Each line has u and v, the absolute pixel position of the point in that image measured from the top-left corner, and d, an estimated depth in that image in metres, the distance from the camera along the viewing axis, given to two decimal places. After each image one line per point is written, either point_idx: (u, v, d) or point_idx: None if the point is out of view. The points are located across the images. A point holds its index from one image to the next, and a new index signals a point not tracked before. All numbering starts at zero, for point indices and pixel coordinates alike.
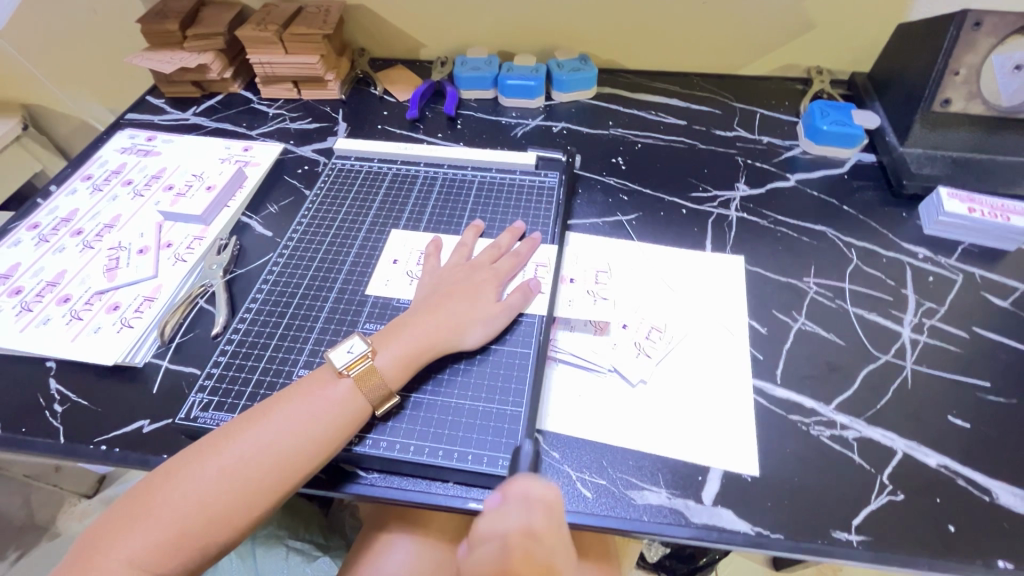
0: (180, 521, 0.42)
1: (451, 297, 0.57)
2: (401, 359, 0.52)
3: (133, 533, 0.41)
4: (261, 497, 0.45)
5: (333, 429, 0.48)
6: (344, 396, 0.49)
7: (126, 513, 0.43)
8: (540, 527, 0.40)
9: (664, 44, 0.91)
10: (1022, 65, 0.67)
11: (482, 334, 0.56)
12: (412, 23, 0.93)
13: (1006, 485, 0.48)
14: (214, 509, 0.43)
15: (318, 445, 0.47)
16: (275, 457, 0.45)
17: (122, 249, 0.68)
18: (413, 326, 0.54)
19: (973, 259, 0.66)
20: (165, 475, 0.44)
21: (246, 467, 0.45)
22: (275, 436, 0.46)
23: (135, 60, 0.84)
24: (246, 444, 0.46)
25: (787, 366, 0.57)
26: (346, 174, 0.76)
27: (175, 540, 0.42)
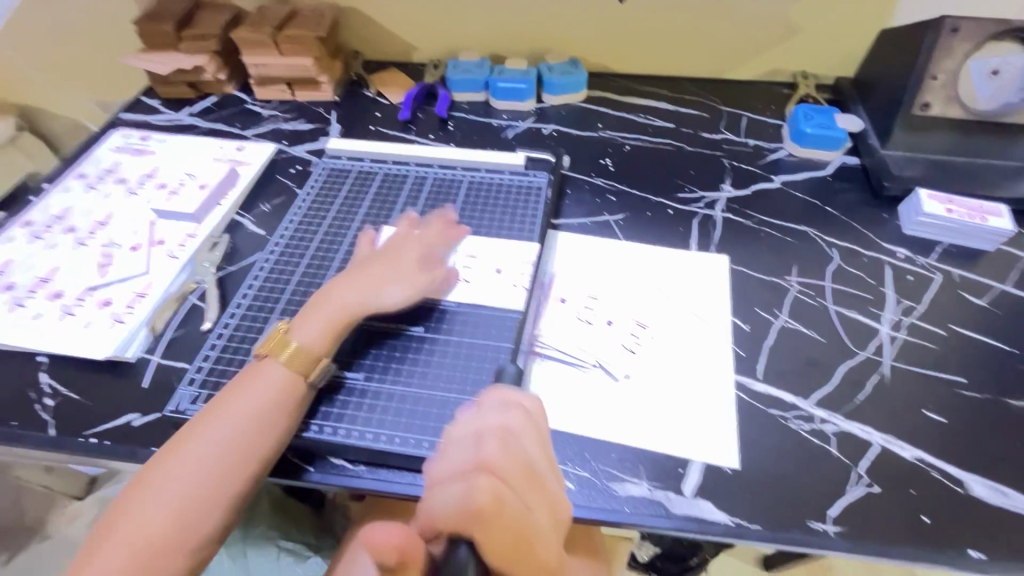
0: (161, 520, 0.43)
1: (367, 270, 0.59)
2: (322, 331, 0.54)
3: (115, 541, 0.42)
4: (236, 480, 0.46)
5: (287, 406, 0.50)
6: (283, 373, 0.51)
7: (105, 528, 0.43)
8: (509, 427, 0.41)
9: (653, 48, 0.92)
10: (999, 70, 0.69)
11: (398, 300, 0.57)
12: (405, 27, 0.94)
13: (979, 478, 0.49)
14: (194, 502, 0.44)
15: (277, 421, 0.49)
16: (238, 438, 0.47)
17: (115, 246, 0.69)
18: (328, 296, 0.56)
19: (951, 259, 0.68)
20: (140, 481, 0.45)
21: (215, 454, 0.46)
22: (235, 421, 0.48)
23: (130, 61, 0.85)
24: (210, 433, 0.47)
25: (768, 362, 0.58)
26: (337, 173, 0.77)
27: (158, 538, 0.42)
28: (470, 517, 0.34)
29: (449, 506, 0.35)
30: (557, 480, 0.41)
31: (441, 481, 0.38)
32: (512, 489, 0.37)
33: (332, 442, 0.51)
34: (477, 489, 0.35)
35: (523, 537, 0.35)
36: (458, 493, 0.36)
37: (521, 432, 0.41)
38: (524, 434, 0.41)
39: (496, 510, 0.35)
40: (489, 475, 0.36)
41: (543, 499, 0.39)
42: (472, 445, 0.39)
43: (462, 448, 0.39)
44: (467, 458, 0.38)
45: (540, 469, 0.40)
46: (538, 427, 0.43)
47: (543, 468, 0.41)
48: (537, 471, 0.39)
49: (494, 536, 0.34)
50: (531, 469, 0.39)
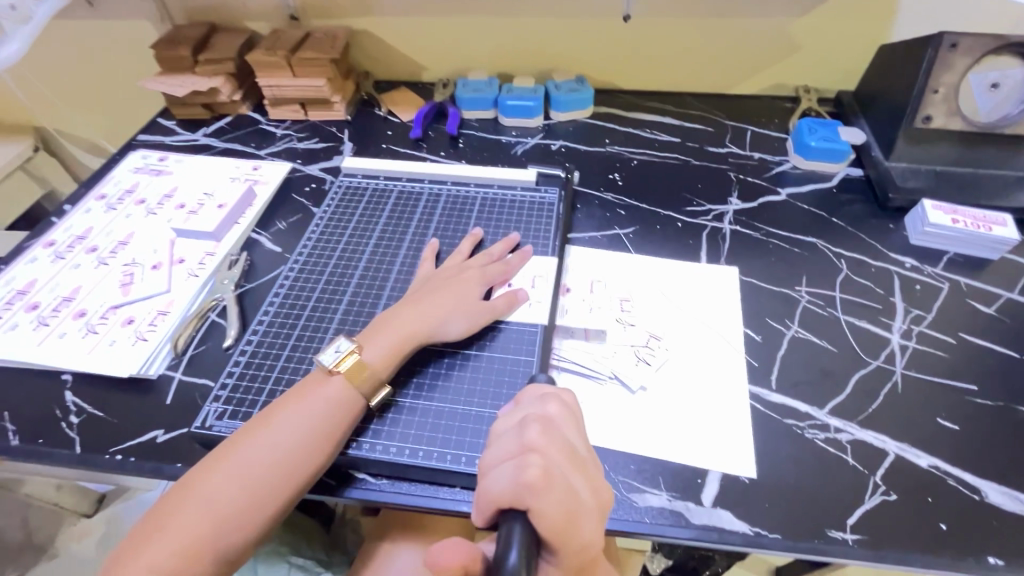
0: (197, 532, 0.43)
1: (438, 292, 0.59)
2: (389, 351, 0.54)
3: (149, 549, 0.42)
4: (270, 497, 0.46)
5: (337, 427, 0.50)
6: (337, 395, 0.51)
7: (142, 532, 0.43)
8: (551, 418, 0.41)
9: (657, 65, 0.94)
10: (999, 84, 0.71)
11: (463, 329, 0.58)
12: (414, 48, 0.97)
13: (994, 484, 0.50)
14: (228, 515, 0.44)
15: (324, 442, 0.49)
16: (283, 456, 0.47)
17: (136, 265, 0.70)
18: (399, 318, 0.57)
19: (958, 268, 0.69)
20: (182, 488, 0.45)
21: (256, 471, 0.46)
22: (280, 435, 0.48)
23: (147, 84, 0.87)
24: (255, 448, 0.47)
25: (781, 371, 0.59)
26: (353, 191, 0.79)
27: (192, 551, 0.42)
28: (525, 494, 0.34)
29: (504, 486, 0.35)
30: (592, 457, 0.41)
31: (491, 470, 0.38)
32: (558, 464, 0.37)
33: (354, 456, 0.51)
34: (527, 465, 0.36)
35: (574, 513, 0.35)
36: (508, 474, 0.36)
37: (564, 422, 0.42)
38: (564, 422, 0.42)
39: (548, 484, 0.35)
40: (539, 455, 0.37)
41: (587, 479, 0.38)
42: (516, 432, 0.39)
43: (507, 435, 0.39)
44: (514, 442, 0.39)
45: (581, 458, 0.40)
46: (577, 417, 0.43)
47: (584, 455, 0.40)
48: (581, 460, 0.39)
49: (550, 512, 0.34)
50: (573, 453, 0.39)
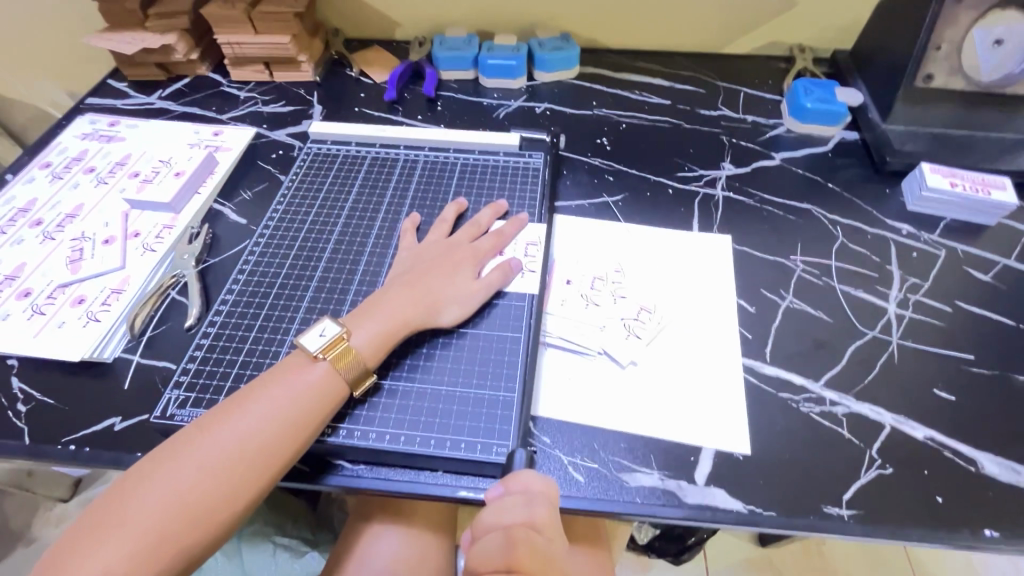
0: (157, 526, 0.39)
1: (431, 274, 0.55)
2: (378, 334, 0.51)
3: (103, 543, 0.38)
4: (241, 488, 0.42)
5: (312, 414, 0.46)
6: (317, 381, 0.47)
7: (94, 524, 0.40)
8: (536, 522, 0.40)
9: (645, 22, 0.89)
10: (1004, 40, 0.67)
11: (456, 313, 0.54)
12: (387, 1, 0.89)
13: (990, 455, 0.49)
14: (193, 507, 0.41)
15: (299, 431, 0.45)
16: (253, 446, 0.43)
17: (86, 240, 0.65)
18: (388, 299, 0.53)
19: (954, 234, 0.67)
20: (140, 476, 0.42)
21: (225, 460, 0.43)
22: (251, 422, 0.44)
23: (92, 41, 0.79)
24: (227, 433, 0.44)
25: (775, 343, 0.56)
26: (323, 158, 0.72)
27: (154, 544, 0.39)
28: None
29: None
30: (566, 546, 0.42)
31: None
32: None
33: (330, 443, 0.48)
34: None
35: None
36: None
37: (548, 526, 0.41)
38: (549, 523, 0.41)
39: None
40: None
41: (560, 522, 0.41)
42: (502, 541, 0.39)
43: (492, 543, 0.39)
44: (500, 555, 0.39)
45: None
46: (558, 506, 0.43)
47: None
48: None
49: None
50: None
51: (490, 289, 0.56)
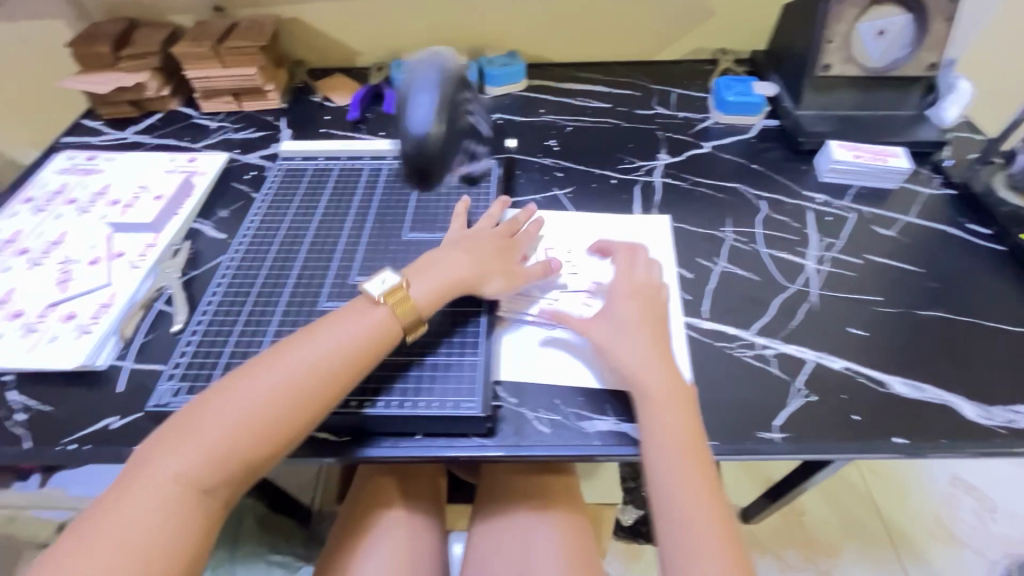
0: (230, 435, 0.44)
1: (476, 250, 0.61)
2: (431, 292, 0.56)
3: (181, 446, 0.43)
4: (303, 412, 0.47)
5: (370, 347, 0.51)
6: (376, 322, 0.52)
7: (175, 430, 0.44)
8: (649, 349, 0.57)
9: (582, 37, 0.99)
10: (885, 31, 0.78)
11: (499, 287, 0.60)
12: (346, 32, 0.97)
13: (898, 377, 0.56)
14: (260, 423, 0.45)
15: (358, 361, 0.50)
16: (316, 374, 0.48)
17: (73, 262, 0.69)
18: (441, 261, 0.59)
19: (863, 199, 0.76)
20: (215, 393, 0.46)
21: (292, 384, 0.47)
22: (316, 351, 0.49)
23: (67, 83, 0.85)
24: (294, 361, 0.48)
25: (712, 301, 0.64)
26: (293, 173, 0.78)
27: (223, 453, 0.44)
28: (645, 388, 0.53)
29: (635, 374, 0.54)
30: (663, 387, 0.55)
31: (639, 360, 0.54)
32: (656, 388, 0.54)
33: (368, 414, 0.52)
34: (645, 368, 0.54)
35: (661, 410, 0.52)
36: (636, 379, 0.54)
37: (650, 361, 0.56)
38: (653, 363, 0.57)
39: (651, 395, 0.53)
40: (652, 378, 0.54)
41: (716, 512, 0.46)
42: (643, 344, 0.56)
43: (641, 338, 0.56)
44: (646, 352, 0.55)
45: (652, 411, 0.50)
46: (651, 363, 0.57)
47: (658, 391, 0.51)
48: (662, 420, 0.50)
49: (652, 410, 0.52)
50: (648, 390, 0.51)
51: (535, 275, 0.62)
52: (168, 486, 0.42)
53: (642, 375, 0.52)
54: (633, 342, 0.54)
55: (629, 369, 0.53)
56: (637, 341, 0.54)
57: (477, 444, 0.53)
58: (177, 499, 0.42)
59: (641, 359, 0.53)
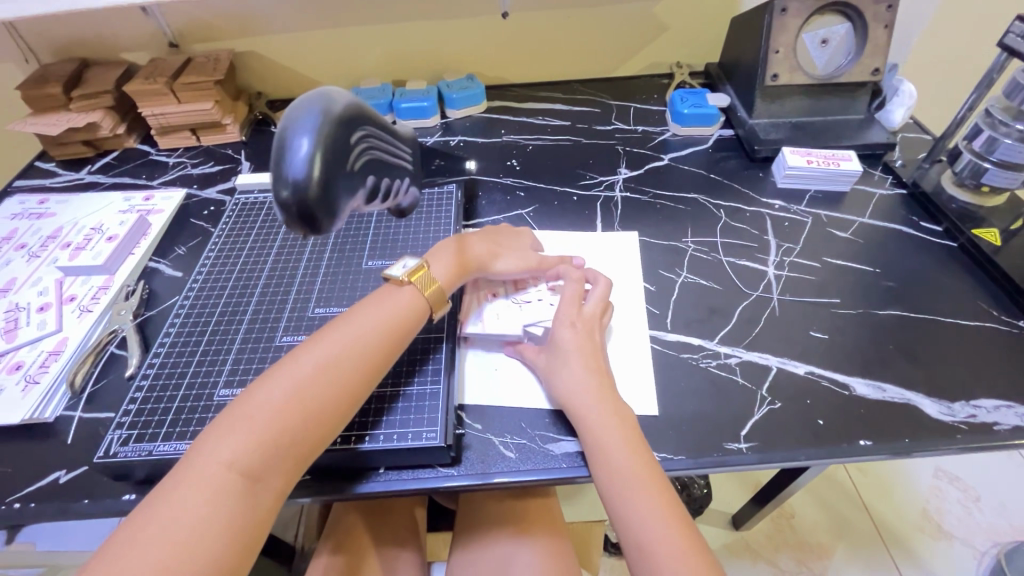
0: (278, 423, 0.44)
1: (486, 235, 0.65)
2: (450, 269, 0.59)
3: (229, 436, 0.43)
4: (349, 390, 0.48)
5: (396, 332, 0.53)
6: (407, 303, 0.55)
7: (221, 423, 0.44)
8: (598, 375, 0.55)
9: (539, 57, 1.00)
10: (828, 39, 0.81)
11: (509, 265, 0.63)
12: (303, 62, 0.97)
13: (861, 379, 0.56)
14: (313, 403, 0.46)
15: (387, 345, 0.52)
16: (358, 353, 0.50)
17: (21, 310, 0.67)
18: (457, 246, 0.62)
19: (818, 203, 0.77)
20: (254, 385, 0.47)
21: (339, 363, 0.49)
22: (350, 337, 0.51)
23: (16, 127, 0.83)
24: (336, 343, 0.50)
25: (675, 313, 0.64)
26: (251, 206, 0.77)
27: (278, 436, 0.44)
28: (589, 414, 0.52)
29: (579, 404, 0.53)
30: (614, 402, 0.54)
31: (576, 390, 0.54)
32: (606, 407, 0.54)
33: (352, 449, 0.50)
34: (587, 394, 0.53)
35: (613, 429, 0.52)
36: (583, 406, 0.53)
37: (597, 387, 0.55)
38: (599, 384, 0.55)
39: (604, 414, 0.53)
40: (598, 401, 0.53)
41: (677, 521, 0.46)
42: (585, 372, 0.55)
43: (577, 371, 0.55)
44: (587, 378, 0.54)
45: (591, 432, 0.50)
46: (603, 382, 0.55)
47: (596, 410, 0.51)
48: (605, 438, 0.50)
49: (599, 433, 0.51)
50: (586, 410, 0.51)
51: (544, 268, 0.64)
52: (220, 476, 0.42)
53: (576, 397, 0.52)
54: (567, 365, 0.54)
55: (563, 394, 0.53)
56: (570, 365, 0.54)
57: (441, 474, 0.51)
58: (230, 490, 0.41)
59: (573, 384, 0.53)
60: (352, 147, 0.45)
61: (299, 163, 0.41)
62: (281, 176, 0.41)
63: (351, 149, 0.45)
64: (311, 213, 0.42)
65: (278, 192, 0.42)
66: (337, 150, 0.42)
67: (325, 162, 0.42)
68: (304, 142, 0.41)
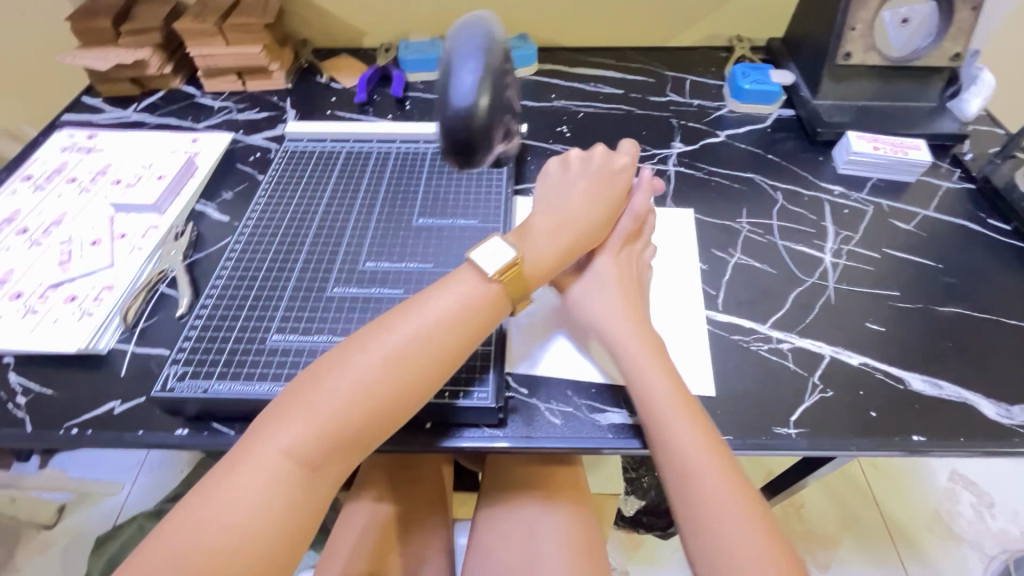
0: (337, 413, 0.44)
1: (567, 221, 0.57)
2: (516, 255, 0.52)
3: (290, 421, 0.43)
4: (410, 383, 0.46)
5: (468, 323, 0.49)
6: (480, 293, 0.51)
7: (282, 408, 0.44)
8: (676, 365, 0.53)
9: (596, 20, 0.96)
10: (908, 19, 0.77)
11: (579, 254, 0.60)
12: (353, 12, 0.95)
13: (917, 375, 0.55)
14: (372, 395, 0.45)
15: (458, 337, 0.49)
16: (420, 344, 0.47)
17: (74, 242, 0.67)
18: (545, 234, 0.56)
19: (880, 192, 0.74)
20: (322, 368, 0.46)
21: (400, 354, 0.46)
22: (419, 325, 0.48)
23: (67, 58, 0.82)
24: (399, 332, 0.47)
25: (727, 293, 0.62)
26: (299, 156, 0.76)
27: (336, 425, 0.44)
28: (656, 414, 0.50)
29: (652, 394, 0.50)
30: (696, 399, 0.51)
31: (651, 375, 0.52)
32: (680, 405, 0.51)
33: None
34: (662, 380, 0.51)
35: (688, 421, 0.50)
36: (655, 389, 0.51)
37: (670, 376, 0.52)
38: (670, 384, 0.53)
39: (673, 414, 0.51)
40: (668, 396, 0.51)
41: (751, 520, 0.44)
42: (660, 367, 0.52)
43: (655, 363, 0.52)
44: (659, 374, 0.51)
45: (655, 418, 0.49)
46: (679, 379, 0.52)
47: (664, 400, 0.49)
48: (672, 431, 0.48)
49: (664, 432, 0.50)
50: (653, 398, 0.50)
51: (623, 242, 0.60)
52: (279, 462, 0.42)
53: (636, 369, 0.51)
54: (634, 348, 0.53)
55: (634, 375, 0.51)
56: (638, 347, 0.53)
57: (487, 435, 0.52)
58: (289, 475, 0.42)
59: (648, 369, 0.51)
60: (502, 84, 0.54)
61: (467, 94, 0.49)
62: (448, 106, 0.51)
63: (504, 86, 0.54)
64: (471, 139, 0.51)
65: (447, 118, 0.51)
66: (496, 86, 0.51)
67: (486, 97, 0.51)
68: (468, 76, 0.50)
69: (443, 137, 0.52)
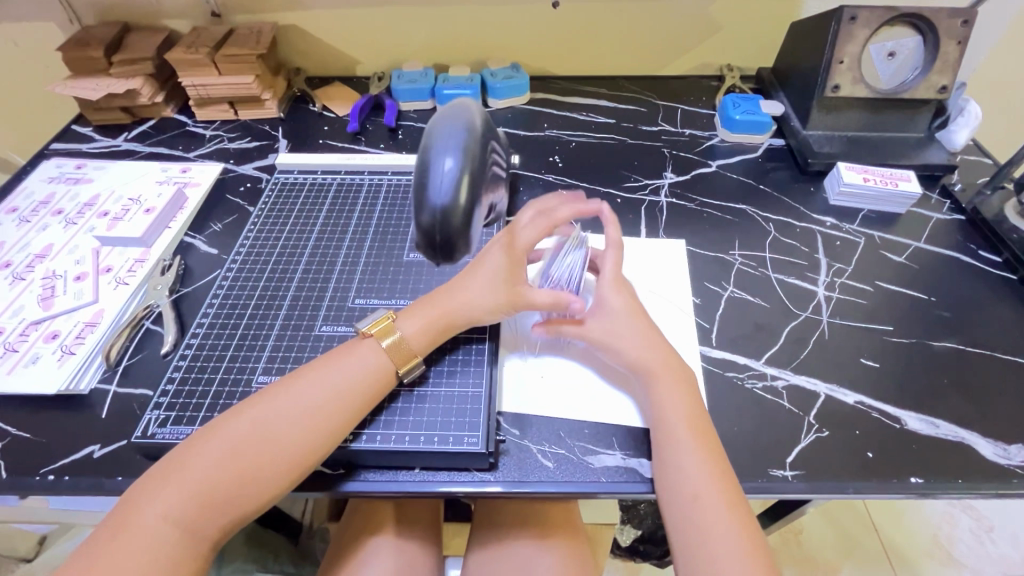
0: (212, 479, 0.44)
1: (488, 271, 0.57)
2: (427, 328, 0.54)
3: (168, 487, 0.43)
4: (289, 457, 0.46)
5: (357, 398, 0.49)
6: (368, 365, 0.51)
7: (160, 471, 0.44)
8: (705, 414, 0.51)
9: (587, 50, 0.97)
10: (895, 53, 0.77)
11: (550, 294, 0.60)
12: (346, 41, 0.95)
13: (913, 413, 0.54)
14: (247, 464, 0.45)
15: (343, 410, 0.48)
16: (304, 414, 0.47)
17: (58, 277, 0.66)
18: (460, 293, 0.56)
19: (871, 223, 0.74)
20: (202, 435, 0.46)
21: (280, 424, 0.46)
22: (306, 395, 0.48)
23: (56, 88, 0.82)
24: (284, 402, 0.47)
25: (720, 328, 0.62)
26: (290, 187, 0.75)
27: (210, 492, 0.43)
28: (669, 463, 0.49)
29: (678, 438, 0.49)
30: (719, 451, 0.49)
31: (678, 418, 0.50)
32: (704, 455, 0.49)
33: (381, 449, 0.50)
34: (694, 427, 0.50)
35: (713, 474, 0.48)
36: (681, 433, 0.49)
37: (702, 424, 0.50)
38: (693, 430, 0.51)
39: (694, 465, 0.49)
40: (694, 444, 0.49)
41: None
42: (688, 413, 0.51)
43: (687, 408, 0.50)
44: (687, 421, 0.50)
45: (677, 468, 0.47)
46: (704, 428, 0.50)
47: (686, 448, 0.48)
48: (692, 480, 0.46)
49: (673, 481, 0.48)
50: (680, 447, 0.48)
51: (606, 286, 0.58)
52: (157, 527, 0.42)
53: (668, 416, 0.50)
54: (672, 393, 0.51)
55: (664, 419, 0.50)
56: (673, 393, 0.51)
57: (478, 479, 0.50)
58: (163, 541, 0.42)
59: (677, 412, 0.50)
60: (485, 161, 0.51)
61: (446, 190, 0.47)
62: (425, 204, 0.48)
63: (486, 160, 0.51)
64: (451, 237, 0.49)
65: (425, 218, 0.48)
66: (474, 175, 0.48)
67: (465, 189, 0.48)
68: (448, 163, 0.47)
69: (418, 233, 0.49)
